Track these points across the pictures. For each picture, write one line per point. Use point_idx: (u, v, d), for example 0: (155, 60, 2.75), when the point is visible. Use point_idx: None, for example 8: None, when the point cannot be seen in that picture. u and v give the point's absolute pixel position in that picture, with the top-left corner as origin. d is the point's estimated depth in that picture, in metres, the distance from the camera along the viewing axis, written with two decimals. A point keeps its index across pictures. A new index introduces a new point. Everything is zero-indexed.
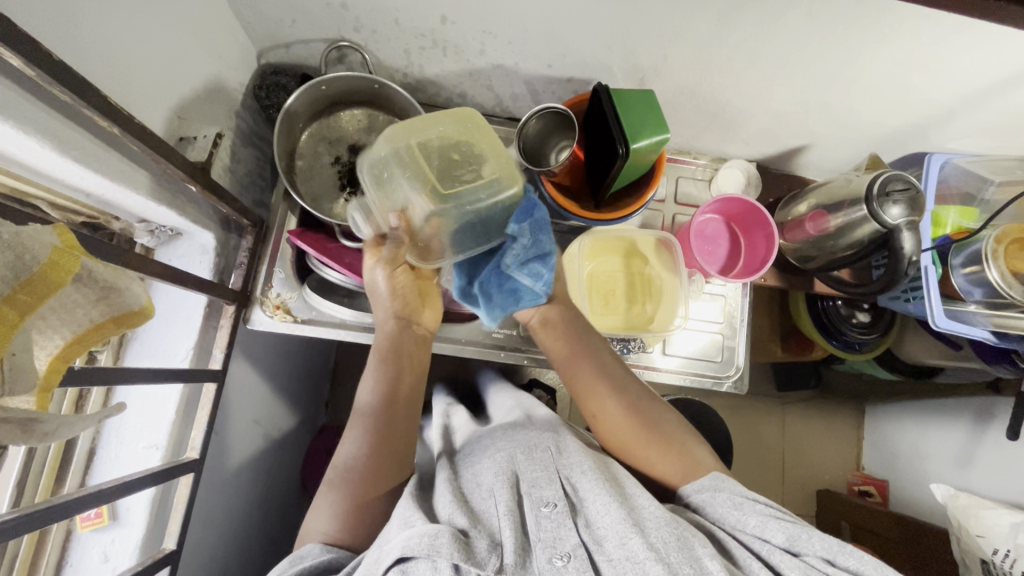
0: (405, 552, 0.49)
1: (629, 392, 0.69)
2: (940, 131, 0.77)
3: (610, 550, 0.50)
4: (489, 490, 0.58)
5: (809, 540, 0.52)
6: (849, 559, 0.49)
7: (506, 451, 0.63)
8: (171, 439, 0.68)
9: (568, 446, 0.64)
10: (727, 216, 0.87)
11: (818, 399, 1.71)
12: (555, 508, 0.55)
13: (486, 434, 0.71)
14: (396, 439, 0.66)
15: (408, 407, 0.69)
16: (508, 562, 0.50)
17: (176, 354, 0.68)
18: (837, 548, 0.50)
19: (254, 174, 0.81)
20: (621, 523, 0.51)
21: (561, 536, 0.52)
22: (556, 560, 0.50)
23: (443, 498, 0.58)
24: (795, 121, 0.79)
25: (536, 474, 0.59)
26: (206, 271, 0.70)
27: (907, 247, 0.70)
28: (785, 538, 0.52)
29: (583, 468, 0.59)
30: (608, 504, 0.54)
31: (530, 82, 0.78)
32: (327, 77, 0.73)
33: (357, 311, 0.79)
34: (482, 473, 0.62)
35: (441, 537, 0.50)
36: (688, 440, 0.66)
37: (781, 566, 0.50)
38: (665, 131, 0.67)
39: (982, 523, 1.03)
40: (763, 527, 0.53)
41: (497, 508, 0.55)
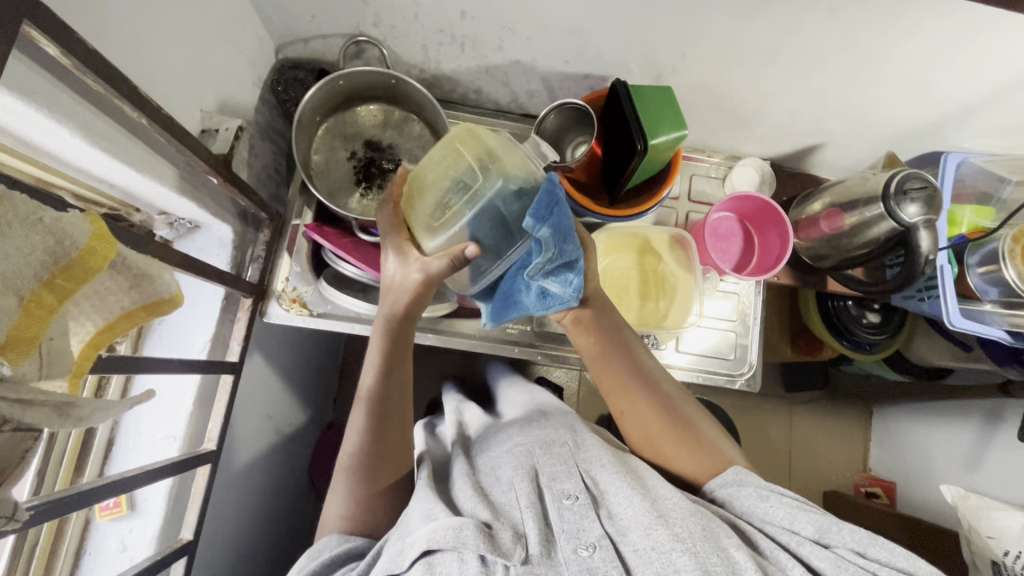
0: (432, 545, 0.49)
1: (661, 390, 0.68)
2: (958, 130, 0.77)
3: (635, 540, 0.51)
4: (509, 483, 0.59)
5: (839, 531, 0.52)
6: (879, 551, 0.50)
7: (524, 445, 0.63)
8: (188, 430, 0.68)
9: (585, 440, 0.64)
10: (741, 215, 0.87)
11: (825, 400, 1.71)
12: (577, 500, 0.55)
13: (501, 429, 0.71)
14: (395, 424, 0.67)
15: (402, 394, 0.68)
16: (534, 552, 0.51)
17: (193, 346, 0.69)
18: (867, 540, 0.50)
19: (270, 168, 0.81)
20: (645, 515, 0.52)
21: (585, 527, 0.53)
22: (581, 550, 0.51)
23: (464, 491, 0.59)
24: (811, 119, 0.79)
25: (556, 468, 0.59)
26: (223, 263, 0.71)
27: (924, 247, 0.69)
28: (815, 530, 0.52)
29: (602, 462, 0.59)
30: (630, 496, 0.54)
31: (546, 78, 0.78)
32: (345, 72, 0.74)
33: (371, 305, 0.78)
34: (500, 465, 0.62)
35: (466, 529, 0.50)
36: (714, 437, 0.66)
37: (812, 557, 0.50)
38: (683, 127, 0.67)
39: (994, 524, 1.03)
40: (792, 519, 0.54)
41: (519, 501, 0.56)
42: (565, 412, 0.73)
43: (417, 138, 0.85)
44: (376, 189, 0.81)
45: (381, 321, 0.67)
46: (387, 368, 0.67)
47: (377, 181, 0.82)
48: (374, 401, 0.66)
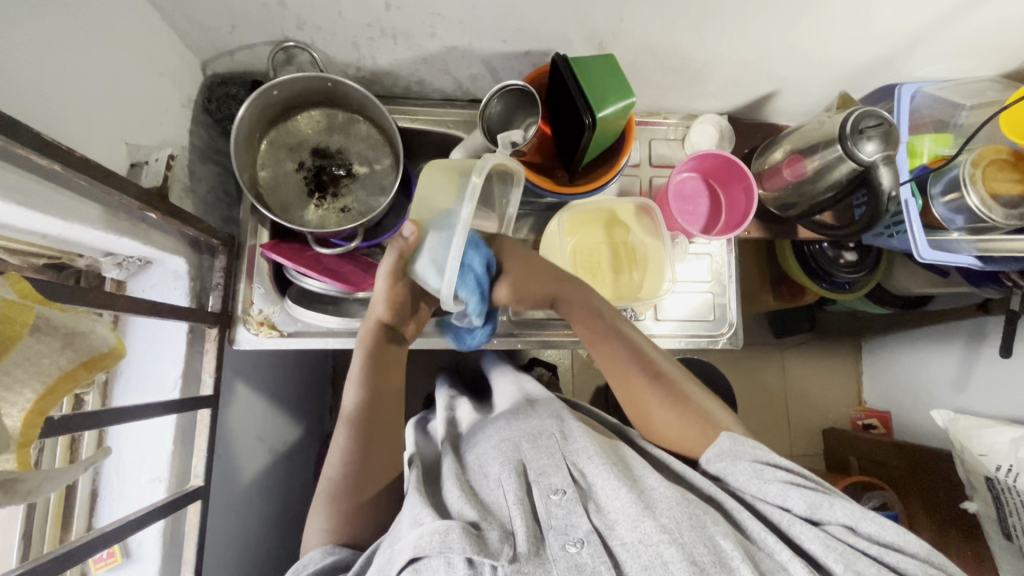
0: (417, 552, 0.49)
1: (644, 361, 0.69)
2: (908, 60, 0.75)
3: (623, 533, 0.52)
4: (497, 480, 0.59)
5: (831, 507, 0.54)
6: (870, 525, 0.52)
7: (510, 441, 0.64)
8: (173, 470, 0.67)
9: (571, 430, 0.65)
10: (704, 174, 0.86)
11: (815, 341, 1.73)
12: (564, 495, 0.56)
13: (486, 425, 0.71)
14: (381, 436, 0.68)
15: (389, 408, 0.70)
16: (521, 550, 0.51)
17: (165, 385, 0.68)
18: (858, 514, 0.53)
19: (218, 191, 0.78)
20: (632, 506, 0.53)
21: (573, 522, 0.54)
22: (569, 547, 0.51)
23: (452, 493, 0.59)
24: (761, 67, 0.77)
25: (543, 462, 0.60)
26: (181, 297, 0.69)
27: (884, 182, 0.69)
28: (807, 507, 0.54)
29: (589, 453, 0.60)
30: (617, 488, 0.55)
31: (487, 61, 0.75)
32: (277, 82, 0.71)
33: (342, 318, 0.77)
34: (488, 462, 0.62)
35: (452, 533, 0.50)
36: (704, 404, 0.67)
37: (802, 537, 0.53)
38: (629, 95, 0.65)
39: (984, 442, 1.06)
40: (784, 497, 0.56)
41: (507, 498, 0.56)
42: (554, 400, 0.73)
43: (366, 139, 0.82)
44: (330, 197, 0.80)
45: (363, 332, 0.69)
46: (369, 383, 0.68)
47: (330, 189, 0.80)
48: (362, 416, 0.67)
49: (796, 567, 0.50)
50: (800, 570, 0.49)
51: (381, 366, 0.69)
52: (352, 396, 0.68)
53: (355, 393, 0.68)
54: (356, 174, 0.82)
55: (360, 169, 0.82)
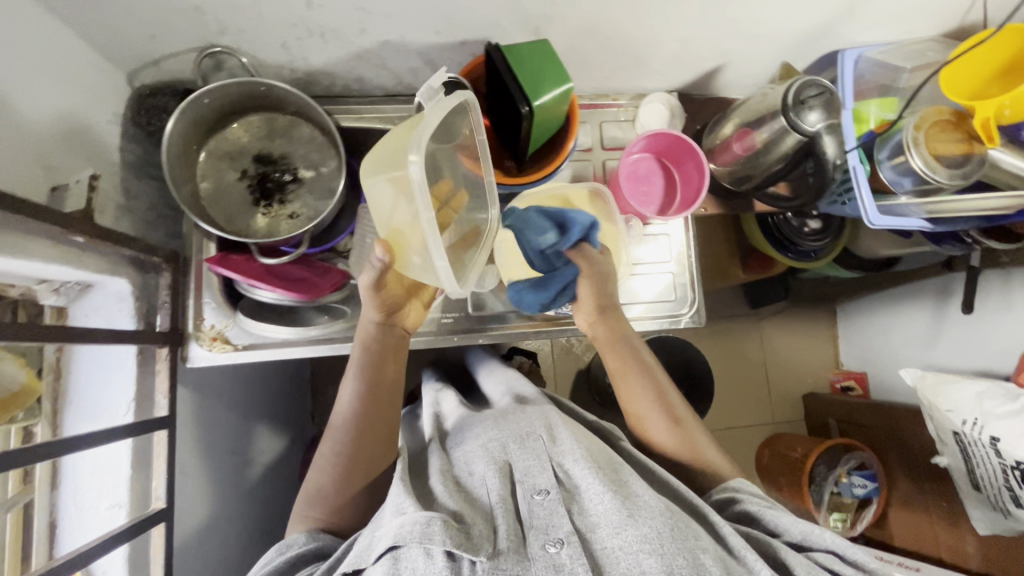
0: (397, 540, 0.52)
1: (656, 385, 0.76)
2: (850, 25, 0.75)
3: (604, 538, 0.53)
4: (482, 478, 0.61)
5: (820, 534, 0.59)
6: (853, 553, 0.57)
7: (497, 441, 0.65)
8: (133, 495, 0.66)
9: (559, 432, 0.66)
10: (657, 153, 0.86)
11: (791, 309, 1.75)
12: (547, 496, 0.57)
13: (477, 420, 0.72)
14: (377, 425, 0.69)
15: (388, 402, 0.71)
16: (502, 547, 0.53)
17: (118, 411, 0.66)
18: (845, 544, 0.58)
19: (159, 207, 0.76)
20: (615, 514, 0.54)
21: (554, 523, 0.55)
22: (548, 546, 0.53)
23: (438, 486, 0.60)
24: (704, 41, 0.76)
25: (529, 463, 0.61)
26: (126, 319, 0.68)
27: (829, 151, 0.70)
28: (798, 533, 0.60)
29: (576, 456, 0.61)
30: (601, 493, 0.56)
31: (424, 53, 0.73)
32: (207, 90, 0.68)
33: (296, 328, 0.76)
34: (473, 460, 0.64)
35: (433, 525, 0.52)
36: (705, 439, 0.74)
37: (787, 556, 0.56)
38: (566, 80, 0.64)
39: (949, 398, 1.08)
40: (779, 522, 0.61)
41: (491, 495, 0.59)
42: (544, 403, 0.74)
43: (309, 142, 0.80)
44: (277, 204, 0.78)
45: (363, 327, 0.71)
46: (367, 379, 0.69)
47: (276, 196, 0.79)
48: (357, 412, 0.68)
49: None
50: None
51: (380, 360, 0.71)
52: (349, 389, 0.70)
53: (351, 389, 0.70)
54: (302, 179, 0.80)
55: (306, 174, 0.80)
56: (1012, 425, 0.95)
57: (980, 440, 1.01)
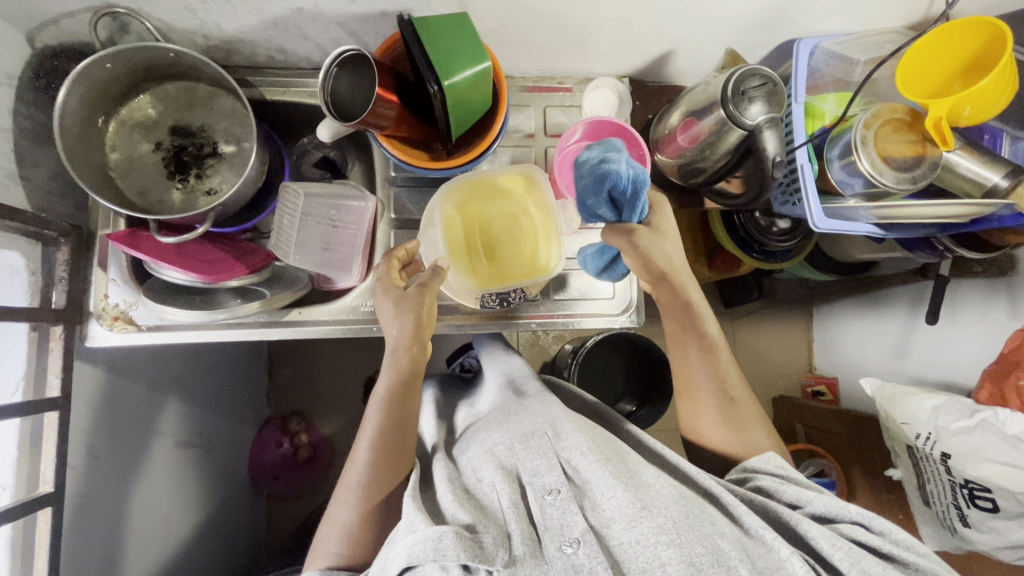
0: (411, 560, 0.50)
1: (710, 359, 0.73)
2: (805, 12, 0.69)
3: (619, 533, 0.52)
4: (491, 484, 0.60)
5: (843, 507, 0.59)
6: (879, 523, 0.58)
7: (504, 444, 0.65)
8: (19, 477, 0.63)
9: (564, 428, 0.65)
10: (603, 142, 0.81)
11: (766, 309, 1.71)
12: (558, 495, 0.56)
13: (478, 429, 0.72)
14: (400, 446, 0.67)
15: (410, 423, 0.69)
16: (517, 554, 0.52)
17: (3, 389, 0.63)
18: (868, 515, 0.58)
19: (64, 177, 0.72)
20: (628, 507, 0.53)
21: (568, 522, 0.54)
22: (566, 547, 0.52)
23: (446, 497, 0.60)
24: (649, 23, 0.71)
25: (536, 463, 0.61)
26: (20, 294, 0.64)
27: (770, 148, 0.64)
28: (821, 507, 0.60)
29: (582, 450, 0.60)
30: (612, 487, 0.55)
31: (344, 24, 0.68)
32: (105, 54, 0.63)
33: (207, 311, 0.71)
34: (483, 467, 0.63)
35: (445, 540, 0.51)
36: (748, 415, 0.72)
37: (810, 531, 0.56)
38: (483, 59, 0.59)
39: (906, 410, 1.03)
40: (798, 497, 0.62)
41: (500, 502, 0.57)
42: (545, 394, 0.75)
43: (230, 115, 0.76)
44: (193, 179, 0.75)
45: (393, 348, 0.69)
46: (392, 409, 0.68)
47: (193, 170, 0.75)
48: (382, 442, 0.66)
49: (795, 562, 0.51)
50: (799, 567, 0.51)
51: (405, 381, 0.69)
52: (376, 411, 0.68)
53: (375, 419, 0.67)
54: (222, 154, 0.76)
55: (226, 148, 0.76)
56: (965, 441, 0.92)
57: (932, 456, 0.97)
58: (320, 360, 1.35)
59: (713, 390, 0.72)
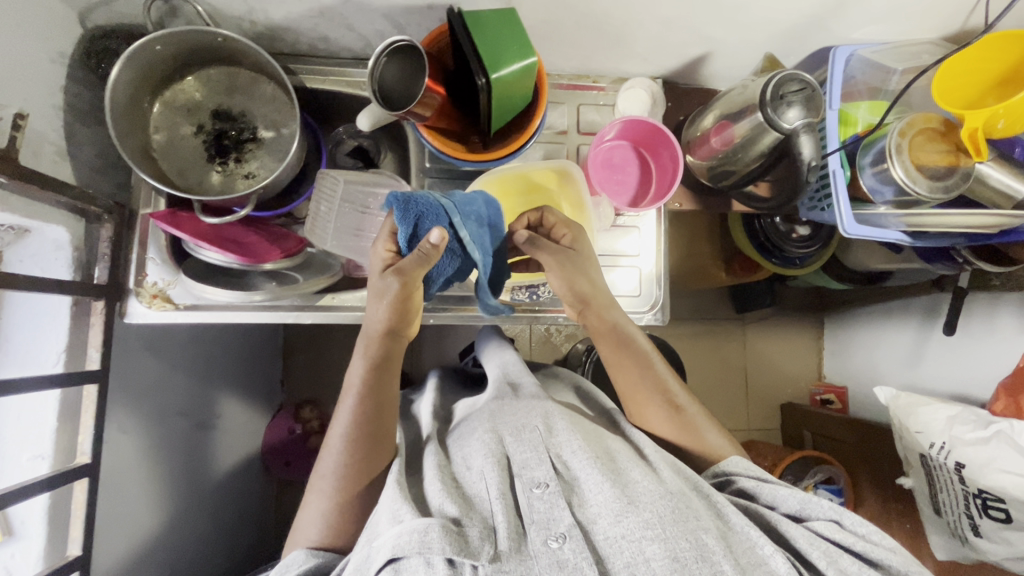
0: (396, 553, 0.51)
1: (651, 367, 0.74)
2: (843, 20, 0.70)
3: (605, 528, 0.55)
4: (479, 473, 0.61)
5: (817, 504, 0.60)
6: (851, 519, 0.59)
7: (494, 432, 0.66)
8: (58, 447, 0.65)
9: (556, 423, 0.67)
10: (634, 142, 0.82)
11: (777, 316, 1.72)
12: (547, 489, 0.58)
13: (471, 417, 0.73)
14: (377, 437, 0.67)
15: (387, 411, 0.69)
16: (502, 548, 0.54)
17: (47, 360, 0.65)
18: (840, 510, 0.59)
19: (108, 155, 0.73)
20: (615, 502, 0.56)
21: (554, 516, 0.56)
22: (552, 542, 0.54)
23: (434, 487, 0.61)
24: (688, 25, 0.72)
25: (526, 456, 0.62)
26: (64, 268, 0.65)
27: (806, 153, 0.66)
28: (797, 505, 0.61)
29: (573, 447, 0.62)
30: (600, 483, 0.58)
31: (389, 16, 0.69)
32: (156, 37, 0.65)
33: (241, 292, 0.73)
34: (472, 455, 0.64)
35: (431, 533, 0.52)
36: (699, 422, 0.73)
37: (790, 531, 0.58)
38: (530, 53, 0.61)
39: (920, 419, 1.05)
40: (775, 497, 0.63)
41: (489, 492, 0.59)
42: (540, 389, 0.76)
43: (270, 101, 0.77)
44: (232, 162, 0.76)
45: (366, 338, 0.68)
46: (367, 402, 0.67)
47: (233, 154, 0.76)
48: (358, 432, 0.66)
49: (778, 561, 0.54)
50: (781, 564, 0.54)
51: (380, 368, 0.68)
52: (350, 403, 0.67)
53: (349, 411, 0.67)
54: (261, 139, 0.77)
55: (265, 134, 0.77)
56: (980, 452, 0.93)
57: (945, 466, 0.99)
58: (335, 349, 1.36)
59: (659, 398, 0.73)
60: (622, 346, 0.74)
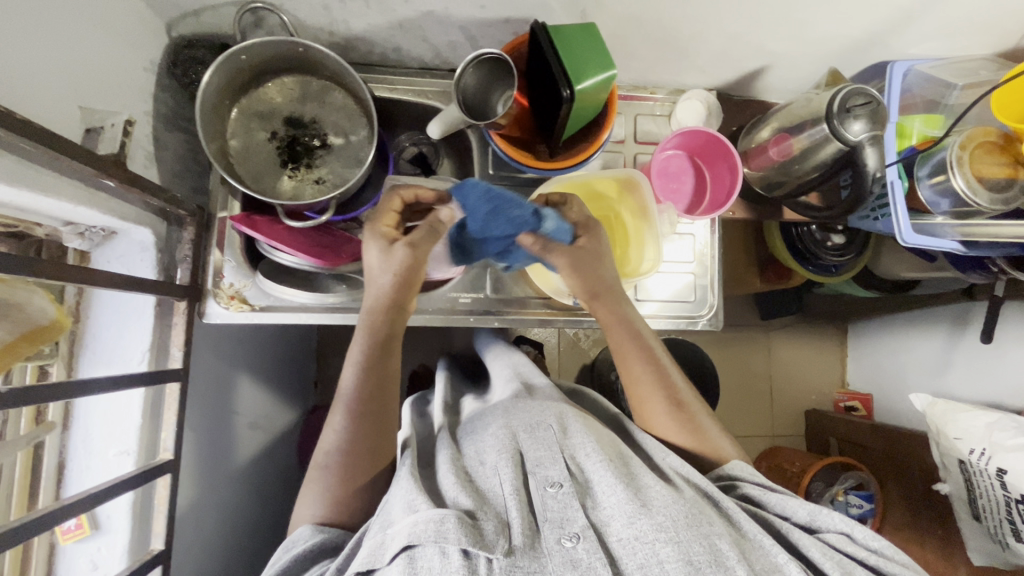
0: (411, 540, 0.50)
1: (650, 352, 0.72)
2: (902, 37, 0.73)
3: (618, 529, 0.52)
4: (494, 468, 0.59)
5: (828, 515, 0.57)
6: (864, 534, 0.55)
7: (508, 428, 0.64)
8: (141, 444, 0.67)
9: (571, 424, 0.64)
10: (690, 151, 0.84)
11: (801, 323, 1.73)
12: (561, 489, 0.56)
13: (483, 413, 0.72)
14: (377, 417, 0.66)
15: (386, 390, 0.68)
16: (517, 543, 0.52)
17: (133, 358, 0.66)
18: (853, 523, 0.56)
19: (187, 160, 0.75)
20: (628, 504, 0.53)
21: (569, 517, 0.54)
22: (565, 541, 0.52)
23: (447, 479, 0.59)
24: (751, 40, 0.74)
25: (540, 454, 0.60)
26: (149, 268, 0.67)
27: (869, 164, 0.68)
28: (807, 515, 0.58)
29: (586, 449, 0.60)
30: (614, 485, 0.56)
31: (465, 28, 0.72)
32: (244, 46, 0.67)
33: (315, 294, 0.76)
34: (485, 448, 0.62)
35: (447, 522, 0.50)
36: (702, 418, 0.69)
37: (800, 540, 0.55)
38: (612, 67, 0.63)
39: (959, 425, 1.06)
40: (785, 506, 0.59)
41: (502, 487, 0.57)
42: (553, 392, 0.74)
43: (340, 109, 0.79)
44: (303, 168, 0.77)
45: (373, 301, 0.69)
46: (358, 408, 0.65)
47: (304, 160, 0.78)
48: (358, 401, 0.65)
49: (791, 568, 0.51)
50: (795, 572, 0.51)
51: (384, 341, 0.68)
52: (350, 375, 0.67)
53: (342, 414, 0.65)
54: (331, 145, 0.79)
55: (335, 140, 0.79)
56: None
57: (986, 471, 1.00)
58: None
59: (660, 389, 0.70)
60: (634, 344, 0.73)
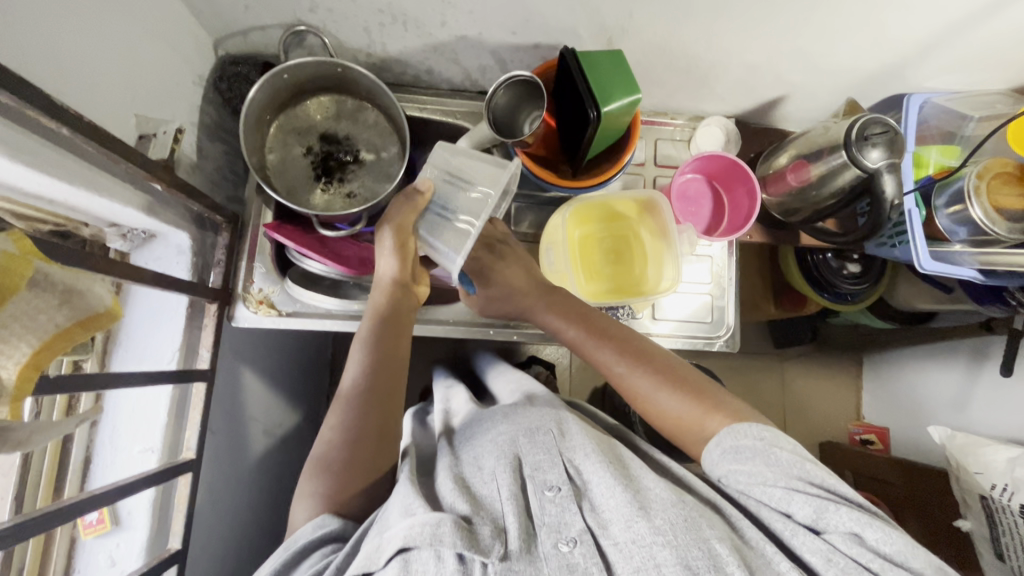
0: (407, 543, 0.49)
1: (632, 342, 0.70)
2: (917, 70, 0.75)
3: (616, 533, 0.52)
4: (490, 474, 0.60)
5: (837, 513, 0.52)
6: (875, 532, 0.51)
7: (508, 435, 0.64)
8: (165, 441, 0.68)
9: (569, 428, 0.65)
10: (708, 175, 0.86)
11: (816, 352, 1.72)
12: (559, 492, 0.56)
13: (485, 415, 0.72)
14: (387, 406, 0.67)
15: (393, 374, 0.69)
16: (512, 548, 0.52)
17: (163, 357, 0.68)
18: (864, 521, 0.51)
19: (224, 169, 0.79)
20: (626, 507, 0.53)
21: (566, 520, 0.54)
22: (561, 545, 0.52)
23: (445, 485, 0.59)
24: (770, 71, 0.77)
25: (539, 458, 0.60)
26: (183, 271, 0.70)
27: (890, 190, 0.69)
28: (812, 512, 0.53)
29: (586, 451, 0.60)
30: (612, 487, 0.55)
31: (496, 52, 0.75)
32: (288, 65, 0.70)
33: (341, 301, 0.78)
34: (484, 456, 0.63)
35: (443, 526, 0.51)
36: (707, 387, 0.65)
37: (803, 547, 0.52)
38: (636, 92, 0.65)
39: (981, 460, 1.04)
40: (789, 502, 0.54)
41: (500, 493, 0.57)
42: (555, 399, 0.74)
43: (373, 126, 0.83)
44: (336, 182, 0.80)
45: (376, 292, 0.71)
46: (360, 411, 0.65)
47: (337, 175, 0.80)
48: (364, 392, 0.66)
49: None
50: None
51: (392, 331, 0.70)
52: (355, 370, 0.67)
53: (343, 413, 0.65)
54: (363, 161, 0.82)
55: (367, 157, 0.82)
56: None
57: (1007, 507, 0.97)
58: None
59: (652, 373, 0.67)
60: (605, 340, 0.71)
